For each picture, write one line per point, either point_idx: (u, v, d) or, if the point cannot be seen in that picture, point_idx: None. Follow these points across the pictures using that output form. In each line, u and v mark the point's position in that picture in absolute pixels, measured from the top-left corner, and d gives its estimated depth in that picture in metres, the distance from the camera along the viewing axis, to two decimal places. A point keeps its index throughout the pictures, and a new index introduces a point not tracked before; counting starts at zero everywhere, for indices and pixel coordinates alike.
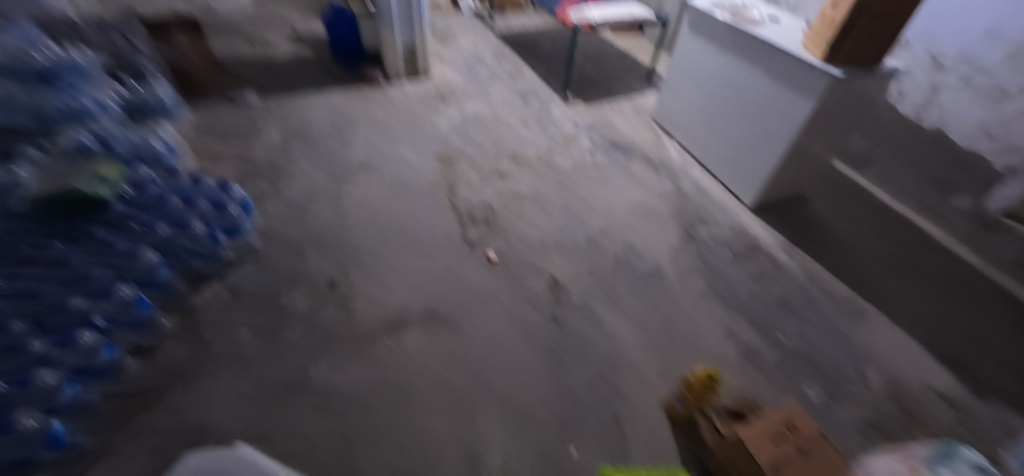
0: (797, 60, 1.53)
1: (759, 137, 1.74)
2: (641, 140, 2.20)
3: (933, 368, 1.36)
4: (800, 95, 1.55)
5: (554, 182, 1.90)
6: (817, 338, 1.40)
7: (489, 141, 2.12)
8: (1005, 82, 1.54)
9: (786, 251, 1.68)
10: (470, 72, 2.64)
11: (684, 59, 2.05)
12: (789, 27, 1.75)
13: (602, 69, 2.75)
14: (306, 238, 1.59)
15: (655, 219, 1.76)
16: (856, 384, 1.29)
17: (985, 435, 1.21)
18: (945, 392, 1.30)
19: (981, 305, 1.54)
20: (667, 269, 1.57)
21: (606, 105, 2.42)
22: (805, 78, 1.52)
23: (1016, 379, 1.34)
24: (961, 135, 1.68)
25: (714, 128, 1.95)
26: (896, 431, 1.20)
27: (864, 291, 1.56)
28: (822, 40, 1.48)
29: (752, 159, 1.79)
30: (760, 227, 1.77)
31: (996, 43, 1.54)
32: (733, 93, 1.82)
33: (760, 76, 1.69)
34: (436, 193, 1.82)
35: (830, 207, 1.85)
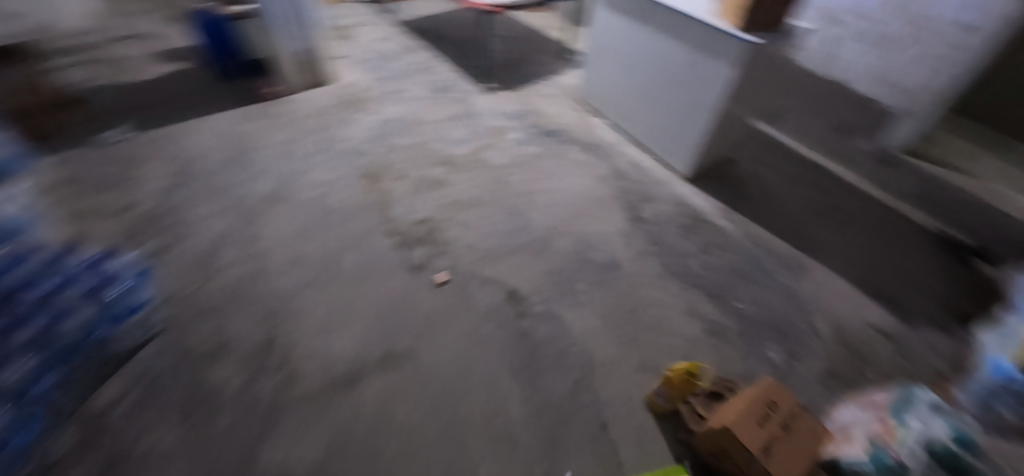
0: (711, 28, 1.52)
1: (685, 108, 1.75)
2: (569, 122, 2.15)
3: (868, 306, 1.47)
4: (719, 63, 1.56)
5: (493, 182, 1.79)
6: (768, 299, 1.46)
7: (415, 147, 1.95)
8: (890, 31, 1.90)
9: (725, 216, 1.73)
10: (379, 71, 2.42)
11: (604, 36, 2.01)
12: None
13: (518, 51, 2.64)
14: (222, 296, 1.37)
15: (599, 205, 1.73)
16: (810, 337, 1.37)
17: (920, 360, 1.33)
18: (881, 326, 1.42)
19: (895, 235, 1.69)
20: (623, 257, 1.55)
21: (528, 89, 2.33)
22: (721, 45, 1.53)
23: (934, 300, 1.49)
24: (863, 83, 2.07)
25: (641, 102, 1.94)
26: (852, 373, 1.29)
27: (798, 242, 1.66)
28: (737, 6, 1.45)
29: (682, 130, 1.80)
30: (698, 196, 1.80)
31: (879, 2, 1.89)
32: (655, 66, 1.81)
33: (679, 46, 1.68)
34: (367, 216, 1.64)
35: (754, 164, 1.94)
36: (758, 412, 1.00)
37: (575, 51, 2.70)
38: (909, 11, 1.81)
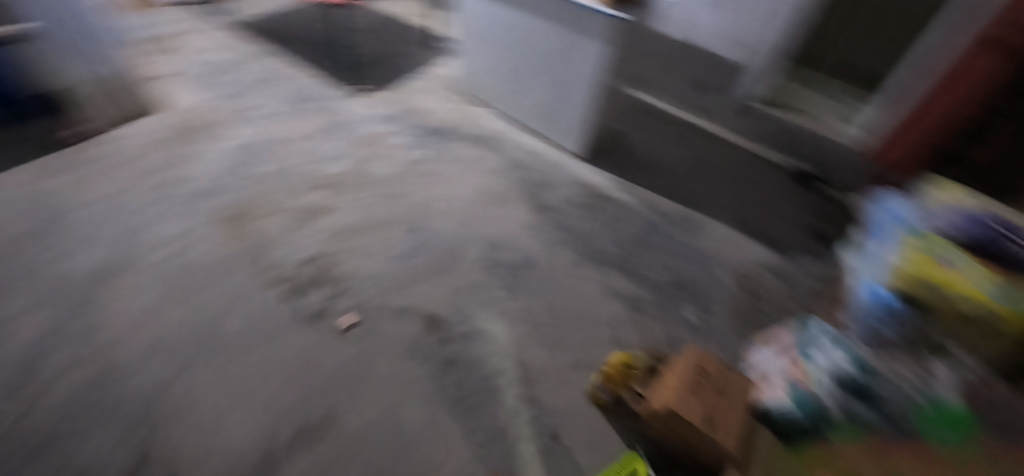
0: (577, 5, 1.50)
1: (565, 87, 1.73)
2: (451, 115, 2.02)
3: (754, 247, 1.62)
4: (589, 40, 1.56)
5: (383, 198, 1.62)
6: (674, 261, 1.53)
7: (281, 173, 1.68)
8: None
9: (620, 188, 1.77)
10: (218, 88, 2.04)
11: (472, 21, 1.92)
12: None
13: (381, 44, 2.41)
14: (54, 418, 1.04)
15: (501, 200, 1.65)
16: (715, 289, 1.46)
17: (802, 286, 1.51)
18: (767, 264, 1.57)
19: (761, 176, 1.88)
20: (535, 251, 1.51)
21: (399, 86, 2.15)
22: (588, 22, 1.52)
23: (802, 229, 1.68)
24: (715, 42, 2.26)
25: (521, 86, 1.89)
26: (754, 314, 1.41)
27: (687, 199, 1.77)
28: None
29: (567, 108, 1.78)
30: (593, 173, 1.82)
31: None
32: (528, 47, 1.76)
33: (549, 26, 1.64)
34: (240, 268, 1.38)
35: (635, 131, 2.02)
36: (692, 383, 1.04)
37: (444, 37, 2.54)
38: None
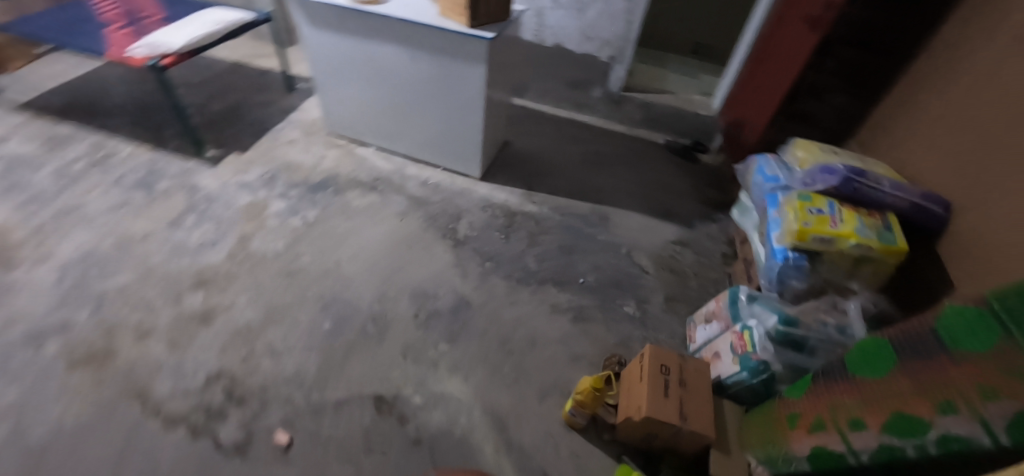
0: (444, 30, 1.44)
1: (453, 112, 1.66)
2: (334, 162, 1.83)
3: (662, 227, 1.75)
4: (468, 62, 1.50)
5: (279, 275, 1.38)
6: (602, 260, 1.58)
7: (137, 279, 1.33)
8: None
9: (531, 199, 1.77)
10: (13, 192, 1.57)
11: (326, 55, 1.73)
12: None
13: (225, 98, 2.09)
14: None
15: (418, 243, 1.54)
16: (643, 277, 1.55)
17: (709, 252, 1.66)
18: (677, 240, 1.70)
19: (648, 159, 2.06)
20: (470, 288, 1.44)
21: (263, 141, 1.89)
22: (462, 45, 1.47)
23: (694, 200, 1.87)
24: (573, 45, 2.06)
25: (403, 118, 1.77)
26: (681, 291, 1.52)
27: (594, 196, 1.83)
28: (457, 5, 1.41)
29: (458, 133, 1.72)
30: (499, 191, 1.79)
31: None
32: (402, 77, 1.65)
33: (420, 53, 1.55)
34: (114, 419, 1.05)
35: (527, 140, 2.07)
36: (660, 384, 1.07)
37: (297, 76, 2.29)
38: None
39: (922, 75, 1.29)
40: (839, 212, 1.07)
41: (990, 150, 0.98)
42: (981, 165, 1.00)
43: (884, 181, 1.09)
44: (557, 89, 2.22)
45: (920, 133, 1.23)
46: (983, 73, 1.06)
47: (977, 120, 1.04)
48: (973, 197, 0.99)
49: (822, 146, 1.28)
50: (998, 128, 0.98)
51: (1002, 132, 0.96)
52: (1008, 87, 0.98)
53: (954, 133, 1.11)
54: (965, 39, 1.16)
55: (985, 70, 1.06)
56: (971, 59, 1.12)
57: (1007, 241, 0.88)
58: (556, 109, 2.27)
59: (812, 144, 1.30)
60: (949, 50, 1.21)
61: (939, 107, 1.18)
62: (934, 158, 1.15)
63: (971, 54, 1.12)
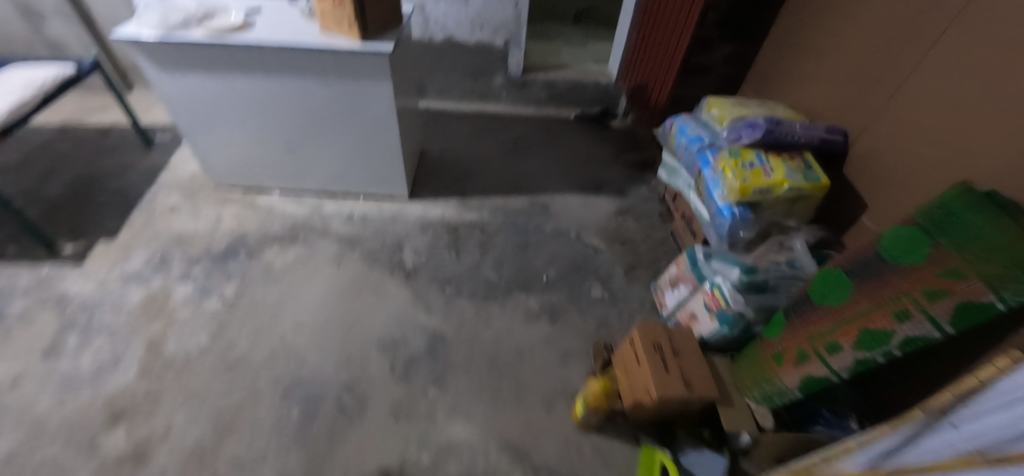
0: (332, 49, 1.27)
1: (364, 135, 1.51)
2: (235, 220, 1.58)
3: (599, 202, 1.78)
4: (368, 80, 1.35)
5: (216, 374, 1.17)
6: (557, 251, 1.57)
7: (27, 438, 1.04)
8: None
9: (469, 206, 1.69)
10: None
11: (191, 103, 1.45)
12: (279, 9, 1.41)
13: (65, 174, 1.69)
14: None
15: (367, 287, 1.40)
16: (600, 257, 1.57)
17: (648, 215, 1.73)
18: (616, 210, 1.75)
19: (565, 137, 2.08)
20: (438, 319, 1.34)
21: (135, 216, 1.56)
22: (358, 62, 1.31)
23: (618, 167, 1.93)
24: (465, 35, 1.97)
25: (305, 152, 1.57)
26: (637, 260, 1.57)
27: (527, 187, 1.81)
28: (341, 18, 1.25)
29: (373, 156, 1.57)
30: (433, 206, 1.68)
31: None
32: (295, 108, 1.45)
33: (310, 79, 1.36)
34: None
35: (443, 144, 1.97)
36: (659, 362, 1.09)
37: (152, 126, 1.91)
38: None
39: (793, 20, 1.43)
40: (767, 162, 1.15)
41: (857, 90, 1.18)
42: (864, 98, 1.16)
43: (795, 124, 1.19)
44: (458, 85, 2.13)
45: (801, 72, 1.38)
46: (847, 14, 1.22)
47: (851, 58, 1.20)
48: (865, 127, 1.16)
49: (731, 99, 1.37)
50: (873, 64, 1.13)
51: (877, 67, 1.12)
52: (873, 26, 1.13)
53: (833, 71, 1.26)
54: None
55: (848, 12, 1.21)
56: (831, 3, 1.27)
57: (908, 161, 1.04)
58: (462, 104, 2.19)
59: (722, 99, 1.37)
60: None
61: (813, 48, 1.34)
62: (820, 95, 1.30)
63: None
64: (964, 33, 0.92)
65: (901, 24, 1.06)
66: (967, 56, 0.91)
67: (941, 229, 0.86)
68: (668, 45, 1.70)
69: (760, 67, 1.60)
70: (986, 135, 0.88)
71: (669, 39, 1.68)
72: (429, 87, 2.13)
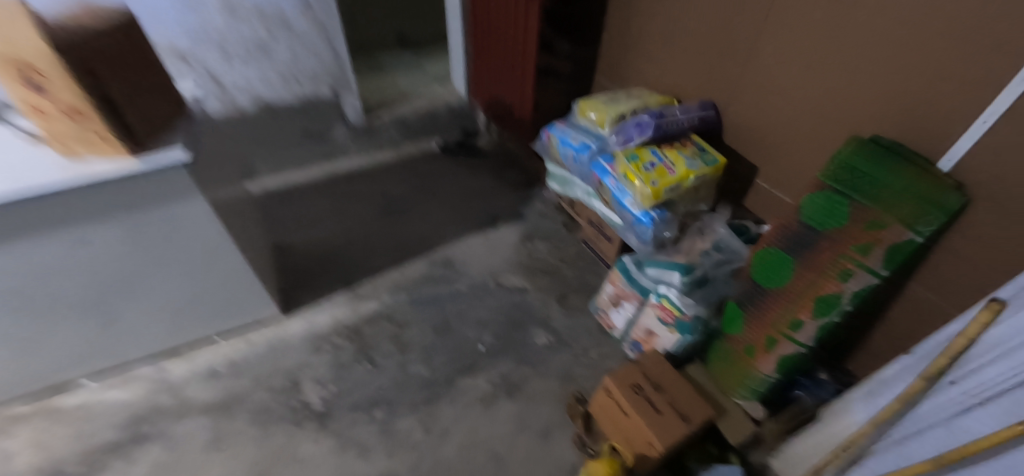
0: (79, 185, 0.85)
1: (192, 267, 1.12)
2: (34, 450, 1.08)
3: (502, 233, 1.61)
4: (167, 203, 0.98)
5: None
6: (483, 309, 1.37)
7: None
8: (251, 35, 1.46)
9: (363, 295, 1.39)
10: None
11: None
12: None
13: None
14: None
15: (273, 462, 1.06)
16: (528, 296, 1.41)
17: (555, 230, 1.62)
18: (523, 236, 1.60)
19: (437, 173, 1.86)
20: (383, 459, 1.07)
21: None
22: (143, 187, 0.93)
23: (506, 188, 1.79)
24: (279, 94, 1.61)
25: (110, 317, 1.12)
26: (566, 285, 1.45)
27: (420, 245, 1.56)
28: (79, 136, 0.85)
29: (214, 286, 1.18)
30: (319, 312, 1.35)
31: (203, 8, 1.35)
32: (64, 269, 0.98)
33: (75, 227, 0.93)
34: None
35: (302, 229, 1.61)
36: (647, 406, 0.99)
37: None
38: (248, 10, 1.40)
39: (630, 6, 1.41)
40: (665, 156, 1.09)
41: (703, 73, 1.24)
42: (732, 68, 1.17)
43: (672, 110, 1.16)
44: (292, 152, 1.76)
45: (655, 55, 1.37)
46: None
47: (703, 34, 1.21)
48: (743, 94, 1.17)
49: (600, 97, 1.30)
50: (728, 35, 1.15)
51: (734, 36, 1.13)
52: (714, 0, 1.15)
53: (688, 48, 1.26)
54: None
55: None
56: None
57: (800, 116, 1.06)
58: (306, 172, 1.82)
59: (592, 100, 1.30)
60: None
61: (661, 30, 1.33)
62: (673, 79, 1.34)
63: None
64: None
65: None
66: (822, 11, 0.94)
67: (853, 186, 0.88)
68: (513, 54, 1.57)
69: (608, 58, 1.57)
70: (863, 72, 0.92)
71: (513, 48, 1.55)
72: (257, 165, 1.73)
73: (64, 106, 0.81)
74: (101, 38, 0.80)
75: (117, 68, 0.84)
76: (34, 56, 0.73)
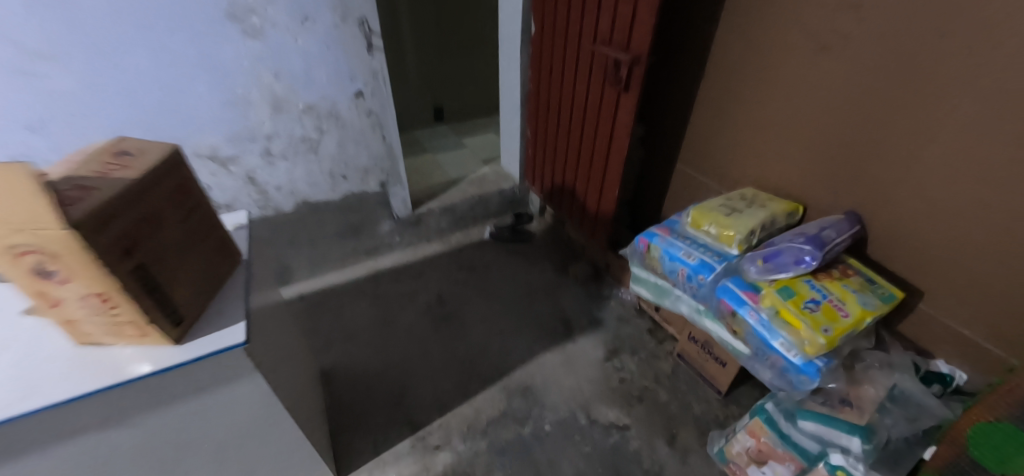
0: (94, 390, 0.61)
1: (226, 454, 0.85)
2: None
3: (581, 345, 1.37)
4: (202, 392, 0.72)
5: None
6: (579, 459, 1.12)
7: None
8: (298, 133, 1.27)
9: (431, 444, 1.13)
10: None
11: None
12: None
13: None
14: None
15: None
16: (631, 436, 1.16)
17: (643, 339, 1.39)
18: (608, 348, 1.37)
19: (492, 266, 1.63)
20: None
21: None
22: (178, 378, 0.69)
23: (574, 285, 1.56)
24: (323, 193, 1.42)
25: None
26: (672, 416, 1.20)
27: (489, 364, 1.32)
28: (114, 325, 0.63)
29: (252, 468, 0.91)
30: (380, 469, 1.09)
31: (247, 106, 1.18)
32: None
33: (86, 436, 0.68)
34: None
35: (345, 346, 1.37)
36: None
37: None
38: (298, 107, 1.23)
39: (718, 93, 1.21)
40: (828, 291, 0.89)
41: (834, 171, 1.04)
42: (880, 171, 0.96)
43: (813, 225, 0.96)
44: (332, 251, 1.55)
45: (761, 148, 1.17)
46: (800, 82, 1.03)
47: (833, 129, 1.01)
48: (899, 199, 0.96)
49: (717, 205, 1.11)
50: (870, 135, 0.94)
51: (883, 136, 0.93)
52: (847, 96, 0.95)
53: (812, 144, 1.06)
54: (751, 50, 1.10)
55: (799, 81, 1.03)
56: (773, 72, 1.07)
57: (989, 237, 0.84)
58: (346, 271, 1.58)
59: (708, 208, 1.10)
60: (742, 66, 1.13)
61: (765, 122, 1.13)
62: (796, 177, 1.12)
63: (767, 66, 1.07)
64: (999, 96, 0.75)
65: (891, 90, 0.88)
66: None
67: None
68: (590, 147, 1.35)
69: (688, 143, 1.36)
70: None
71: (591, 141, 1.34)
72: (294, 270, 1.52)
73: (85, 292, 0.58)
74: (130, 202, 0.59)
75: (145, 237, 0.61)
76: (45, 239, 0.52)
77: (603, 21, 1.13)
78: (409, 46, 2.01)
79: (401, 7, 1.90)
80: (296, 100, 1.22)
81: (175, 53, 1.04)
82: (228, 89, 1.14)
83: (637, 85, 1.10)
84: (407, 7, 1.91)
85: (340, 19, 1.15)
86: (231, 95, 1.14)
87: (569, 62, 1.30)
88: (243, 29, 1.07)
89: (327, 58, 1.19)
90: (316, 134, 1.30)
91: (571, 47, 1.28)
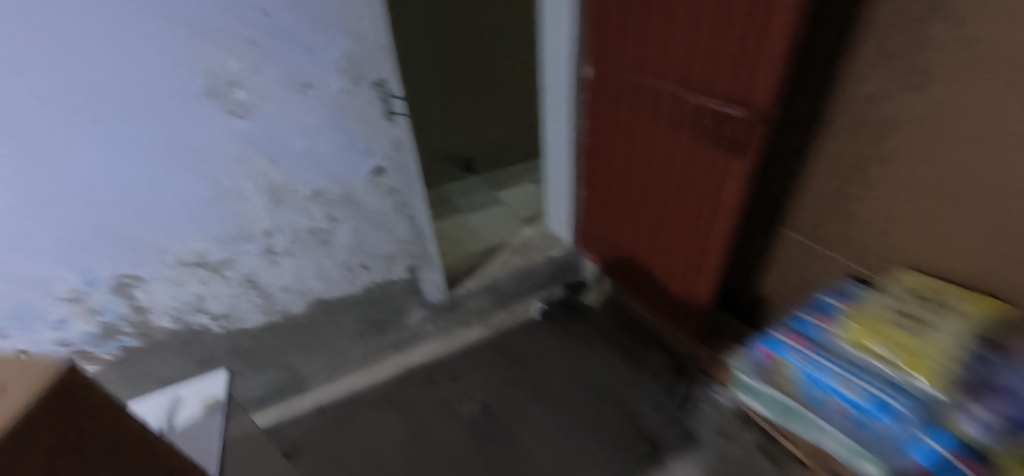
0: None
1: None
2: None
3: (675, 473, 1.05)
4: None
5: None
6: None
7: None
8: (304, 223, 1.02)
9: None
10: None
11: None
12: None
13: None
14: None
15: None
16: None
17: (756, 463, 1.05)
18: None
19: (545, 357, 1.34)
20: None
21: None
22: None
23: (651, 382, 1.24)
24: (340, 287, 1.16)
25: None
26: None
27: None
28: None
29: None
30: None
31: (237, 196, 0.93)
32: None
33: None
34: None
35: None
36: None
37: None
38: (303, 193, 0.98)
39: (845, 151, 0.87)
40: None
41: None
42: None
43: None
44: (355, 350, 1.29)
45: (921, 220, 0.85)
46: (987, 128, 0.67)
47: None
48: None
49: (884, 311, 0.79)
50: None
51: None
52: None
53: None
54: (896, 86, 0.75)
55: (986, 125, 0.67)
56: (931, 119, 0.72)
57: None
58: (373, 371, 1.31)
59: (871, 316, 0.80)
60: (877, 107, 0.79)
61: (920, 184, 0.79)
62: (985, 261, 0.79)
63: (922, 107, 0.73)
64: None
65: None
66: None
67: None
68: (674, 215, 1.06)
69: (789, 207, 1.02)
70: None
71: (675, 209, 1.04)
72: (310, 375, 1.26)
73: None
74: (27, 442, 0.30)
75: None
76: None
77: (697, 64, 0.84)
78: (432, 97, 1.78)
79: (420, 56, 1.69)
80: (300, 185, 0.97)
81: (133, 143, 0.80)
82: (209, 179, 0.89)
83: (753, 147, 0.80)
84: (427, 56, 1.70)
85: (351, 82, 0.90)
86: (216, 188, 0.90)
87: (641, 114, 1.02)
88: (227, 108, 0.83)
89: (337, 133, 0.94)
90: (327, 222, 1.04)
91: (643, 96, 0.99)
